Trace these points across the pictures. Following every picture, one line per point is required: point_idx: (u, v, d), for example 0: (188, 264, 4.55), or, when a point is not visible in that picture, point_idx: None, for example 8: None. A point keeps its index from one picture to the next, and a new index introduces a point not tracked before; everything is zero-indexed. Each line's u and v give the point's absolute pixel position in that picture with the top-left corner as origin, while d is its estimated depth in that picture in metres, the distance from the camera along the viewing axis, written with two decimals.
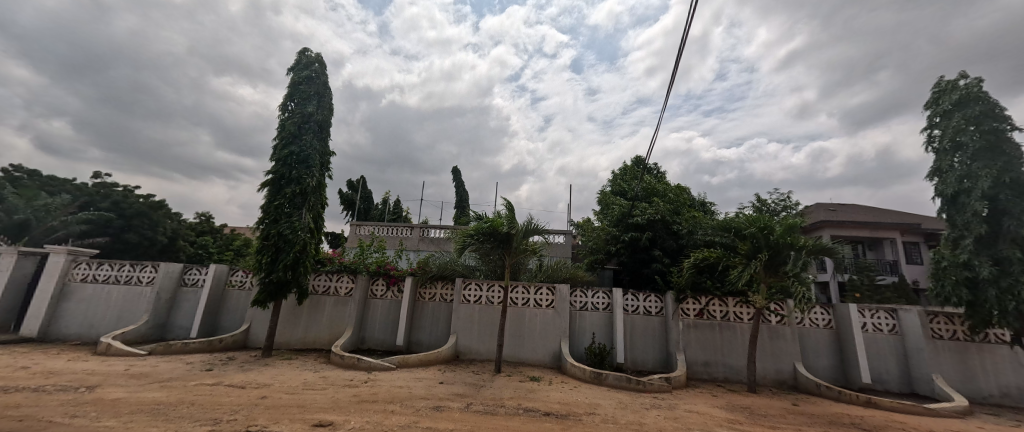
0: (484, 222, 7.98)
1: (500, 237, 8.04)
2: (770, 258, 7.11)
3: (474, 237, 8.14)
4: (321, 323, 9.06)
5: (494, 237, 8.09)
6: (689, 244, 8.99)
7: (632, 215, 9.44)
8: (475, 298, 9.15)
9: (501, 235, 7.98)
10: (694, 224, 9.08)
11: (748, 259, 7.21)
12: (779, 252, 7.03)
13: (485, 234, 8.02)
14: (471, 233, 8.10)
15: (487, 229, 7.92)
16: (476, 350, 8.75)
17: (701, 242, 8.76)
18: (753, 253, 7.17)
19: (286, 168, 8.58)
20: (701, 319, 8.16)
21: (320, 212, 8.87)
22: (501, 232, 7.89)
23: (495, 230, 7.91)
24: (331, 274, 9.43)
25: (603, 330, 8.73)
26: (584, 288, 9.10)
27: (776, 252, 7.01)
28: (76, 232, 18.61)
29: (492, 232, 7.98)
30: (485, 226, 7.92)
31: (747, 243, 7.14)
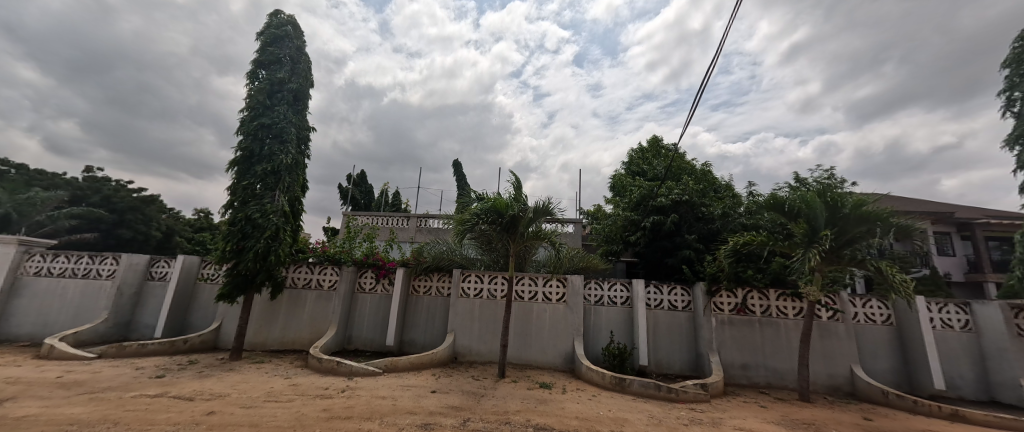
0: (484, 203, 6.85)
1: (506, 219, 6.84)
2: (835, 241, 5.92)
3: (473, 220, 6.98)
4: (302, 321, 7.99)
5: (495, 219, 6.90)
6: (723, 229, 7.83)
7: (654, 197, 8.29)
8: (475, 291, 8.06)
9: (506, 217, 6.82)
10: (729, 206, 7.93)
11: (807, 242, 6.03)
12: (842, 233, 5.89)
13: (485, 217, 6.89)
14: (468, 215, 7.00)
15: (488, 211, 6.82)
16: (477, 350, 7.65)
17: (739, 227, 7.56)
18: (813, 234, 5.99)
19: (257, 143, 7.60)
20: (737, 315, 7.02)
21: (298, 195, 7.79)
22: (503, 213, 6.77)
23: (499, 210, 6.77)
24: (312, 265, 8.36)
25: (622, 328, 7.63)
26: (598, 280, 7.98)
27: (839, 233, 5.86)
28: (65, 228, 17.74)
29: (496, 214, 6.82)
30: (484, 206, 6.83)
31: (803, 222, 5.99)
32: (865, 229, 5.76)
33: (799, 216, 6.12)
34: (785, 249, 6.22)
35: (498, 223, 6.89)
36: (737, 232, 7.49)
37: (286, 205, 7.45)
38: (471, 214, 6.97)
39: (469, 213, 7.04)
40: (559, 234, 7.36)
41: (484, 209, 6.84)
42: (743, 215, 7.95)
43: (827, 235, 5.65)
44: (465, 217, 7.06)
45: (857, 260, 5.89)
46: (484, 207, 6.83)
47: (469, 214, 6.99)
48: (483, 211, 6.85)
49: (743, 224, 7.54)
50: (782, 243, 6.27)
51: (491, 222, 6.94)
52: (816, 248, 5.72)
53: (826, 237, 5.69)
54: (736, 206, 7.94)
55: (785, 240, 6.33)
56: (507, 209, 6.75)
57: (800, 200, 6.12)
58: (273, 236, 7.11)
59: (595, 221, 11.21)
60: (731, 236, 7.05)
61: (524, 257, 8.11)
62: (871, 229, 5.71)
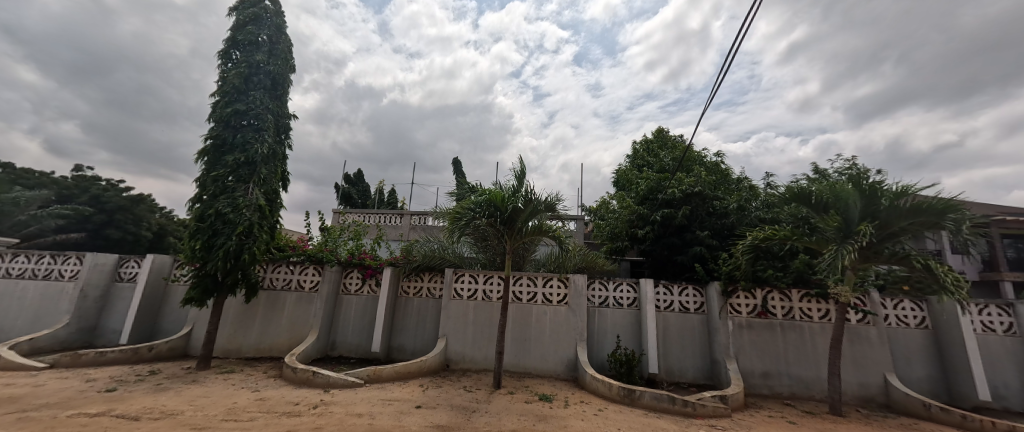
0: (477, 196, 6.15)
1: (502, 214, 6.15)
2: (874, 236, 5.25)
3: (465, 216, 6.29)
4: (280, 325, 7.33)
5: (490, 214, 6.18)
6: (739, 224, 7.18)
7: (663, 189, 7.64)
8: (469, 292, 7.40)
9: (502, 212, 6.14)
10: (745, 199, 7.28)
11: (842, 237, 5.35)
12: (881, 227, 5.22)
13: (479, 212, 6.20)
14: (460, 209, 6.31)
15: (483, 205, 6.14)
16: (471, 357, 6.99)
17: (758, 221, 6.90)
18: (847, 228, 5.33)
19: (230, 131, 6.93)
20: (757, 318, 6.39)
21: (277, 188, 7.11)
22: (499, 206, 6.09)
23: (495, 204, 6.08)
24: (293, 265, 7.69)
25: (630, 332, 7.00)
26: (603, 279, 7.34)
27: (878, 227, 5.19)
28: (52, 229, 17.12)
29: (491, 209, 6.12)
30: (478, 200, 6.15)
31: (836, 215, 5.33)
32: (909, 222, 5.09)
33: (830, 209, 5.47)
34: (815, 245, 5.55)
35: (493, 218, 6.19)
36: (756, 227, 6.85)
37: (262, 199, 6.78)
38: (464, 208, 6.27)
39: (460, 207, 6.36)
40: (565, 230, 6.63)
41: (479, 203, 6.16)
42: (761, 208, 7.30)
43: (866, 228, 4.99)
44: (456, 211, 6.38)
45: (899, 256, 5.21)
46: (478, 201, 6.15)
47: (461, 209, 6.30)
48: (476, 206, 6.16)
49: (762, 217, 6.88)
50: (810, 238, 5.61)
51: (485, 217, 6.24)
52: (853, 244, 5.06)
53: (864, 231, 5.01)
54: (753, 199, 7.28)
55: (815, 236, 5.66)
56: (503, 203, 6.04)
57: (832, 190, 5.46)
58: (247, 233, 6.43)
59: (598, 216, 10.55)
60: (751, 231, 6.39)
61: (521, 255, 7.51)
62: (916, 221, 5.05)
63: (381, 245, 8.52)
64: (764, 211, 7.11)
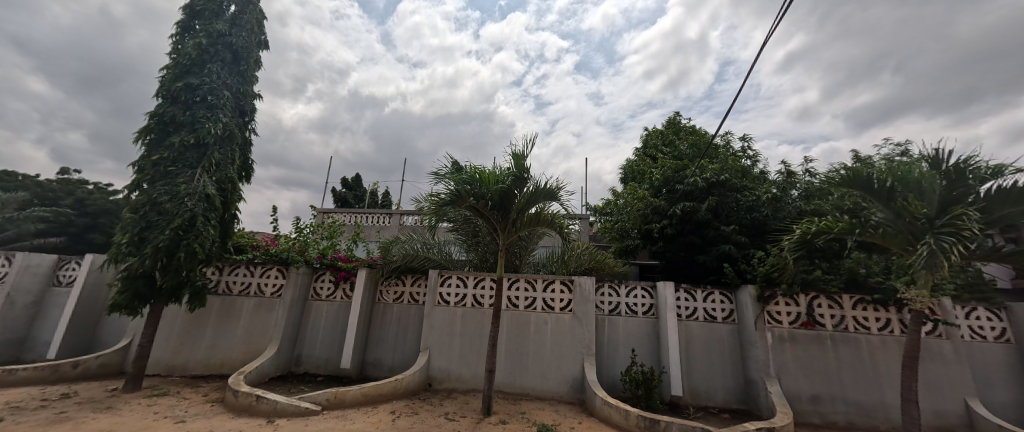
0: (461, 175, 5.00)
1: (494, 199, 5.06)
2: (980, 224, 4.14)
3: (446, 200, 5.09)
4: (234, 337, 6.24)
5: (476, 199, 5.04)
6: (774, 216, 6.09)
7: (685, 177, 6.56)
8: (456, 298, 6.30)
9: (495, 196, 5.05)
10: (780, 189, 6.20)
11: (927, 227, 4.23)
12: (982, 214, 4.16)
13: (462, 196, 5.03)
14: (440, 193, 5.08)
15: (470, 188, 4.98)
16: (458, 375, 5.88)
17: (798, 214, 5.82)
18: (937, 215, 4.22)
19: (177, 106, 5.80)
20: (801, 329, 5.31)
21: (233, 176, 6.03)
22: (489, 189, 5.00)
23: (483, 185, 4.99)
24: (252, 266, 6.61)
25: (646, 345, 5.91)
26: (614, 283, 6.29)
27: (981, 213, 4.12)
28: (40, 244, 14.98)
29: (480, 193, 5.00)
30: (463, 180, 5.01)
31: (918, 201, 4.27)
32: (1017, 208, 4.04)
33: (909, 193, 4.40)
34: (889, 238, 4.42)
35: (481, 203, 5.05)
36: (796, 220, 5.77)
37: (214, 187, 5.70)
38: (446, 191, 5.07)
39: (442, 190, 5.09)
40: (573, 222, 5.52)
41: (464, 185, 4.98)
42: (799, 199, 6.22)
43: (967, 213, 3.88)
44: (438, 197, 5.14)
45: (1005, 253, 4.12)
46: (467, 183, 4.98)
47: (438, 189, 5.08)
48: (461, 186, 4.97)
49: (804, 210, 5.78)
50: (880, 230, 4.49)
51: (472, 203, 5.09)
52: (956, 235, 3.93)
53: (965, 216, 3.93)
54: (790, 189, 6.21)
55: (886, 227, 4.50)
56: (494, 183, 4.98)
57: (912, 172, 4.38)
58: (184, 226, 5.33)
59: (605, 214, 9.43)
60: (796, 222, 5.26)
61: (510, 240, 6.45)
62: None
63: (360, 242, 7.39)
64: (804, 202, 6.02)
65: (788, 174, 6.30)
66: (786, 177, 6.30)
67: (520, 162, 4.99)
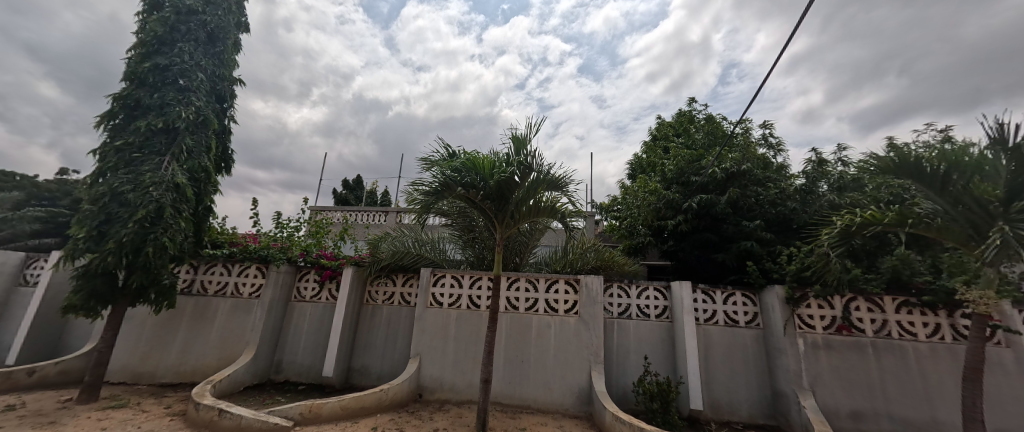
0: (453, 160, 4.43)
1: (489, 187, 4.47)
2: None
3: (435, 189, 4.51)
4: (208, 342, 5.70)
5: (469, 187, 4.45)
6: (803, 211, 5.42)
7: (701, 167, 5.96)
8: (450, 299, 5.74)
9: (490, 184, 4.45)
10: (809, 179, 5.53)
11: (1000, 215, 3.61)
12: None
13: (453, 183, 4.45)
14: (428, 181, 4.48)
15: (462, 174, 4.41)
16: (451, 385, 5.30)
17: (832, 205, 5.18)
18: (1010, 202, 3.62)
19: (145, 89, 5.33)
20: (837, 335, 4.71)
21: (207, 166, 5.51)
22: (484, 175, 4.42)
23: (477, 171, 4.41)
24: (229, 264, 6.08)
25: (660, 352, 5.33)
26: (624, 283, 5.72)
27: None
28: None
29: (473, 180, 4.42)
30: (454, 167, 4.45)
31: (986, 185, 3.64)
32: None
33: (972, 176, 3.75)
34: (948, 229, 3.83)
35: (474, 192, 4.45)
36: (829, 211, 5.15)
37: (185, 177, 5.20)
38: (436, 179, 4.49)
39: (430, 178, 4.49)
40: (580, 215, 4.90)
41: (456, 171, 4.40)
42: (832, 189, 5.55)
43: None
44: (427, 187, 4.56)
45: None
46: (459, 169, 4.41)
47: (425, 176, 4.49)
48: (452, 173, 4.40)
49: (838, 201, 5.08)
50: (940, 221, 3.86)
51: (464, 192, 4.50)
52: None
53: None
54: (820, 179, 5.53)
55: (946, 217, 3.87)
56: (489, 169, 4.40)
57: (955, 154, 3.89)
58: (151, 218, 4.79)
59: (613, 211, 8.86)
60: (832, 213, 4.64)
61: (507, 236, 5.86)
62: None
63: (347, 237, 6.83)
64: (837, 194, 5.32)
65: (818, 162, 5.62)
66: (816, 166, 5.62)
67: (517, 145, 4.40)
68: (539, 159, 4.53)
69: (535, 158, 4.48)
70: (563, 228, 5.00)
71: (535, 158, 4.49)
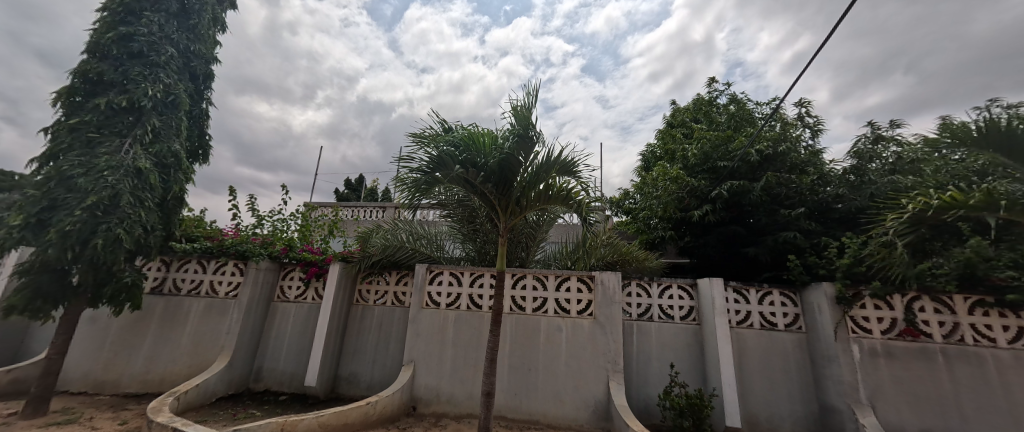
0: (447, 137, 3.80)
1: (490, 168, 3.84)
2: None
3: (428, 171, 3.88)
4: (178, 347, 5.11)
5: (467, 168, 3.81)
6: (855, 196, 4.69)
7: (733, 151, 5.29)
8: (448, 298, 5.12)
9: (491, 164, 3.83)
10: (860, 158, 4.78)
11: None
12: None
13: (448, 164, 3.81)
14: (418, 162, 3.84)
15: (458, 153, 3.79)
16: (449, 396, 4.68)
17: (890, 188, 4.46)
18: None
19: (106, 63, 4.72)
20: (898, 340, 4.03)
21: (178, 150, 4.92)
22: (484, 154, 3.81)
23: (476, 149, 3.80)
24: (205, 261, 5.49)
25: (687, 359, 4.68)
26: (644, 281, 5.07)
27: None
28: None
29: (472, 160, 3.80)
30: (450, 144, 3.83)
31: None
32: None
33: None
34: None
35: (472, 174, 3.80)
36: (887, 197, 4.41)
37: (150, 162, 4.62)
38: (428, 159, 3.85)
39: (421, 157, 3.83)
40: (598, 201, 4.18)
41: (451, 149, 3.77)
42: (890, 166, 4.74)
43: None
44: (419, 169, 3.91)
45: None
46: (454, 146, 3.79)
47: (415, 156, 3.85)
48: (447, 152, 3.78)
49: (901, 183, 4.31)
50: None
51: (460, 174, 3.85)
52: None
53: None
54: (874, 158, 4.75)
55: None
56: (490, 147, 3.81)
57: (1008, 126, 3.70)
58: (104, 205, 4.23)
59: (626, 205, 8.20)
60: (898, 197, 3.93)
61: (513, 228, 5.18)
62: None
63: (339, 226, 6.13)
64: (897, 174, 4.54)
65: (872, 137, 4.81)
66: (869, 142, 4.81)
67: (522, 117, 3.72)
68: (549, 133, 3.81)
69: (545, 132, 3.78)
70: (578, 218, 4.29)
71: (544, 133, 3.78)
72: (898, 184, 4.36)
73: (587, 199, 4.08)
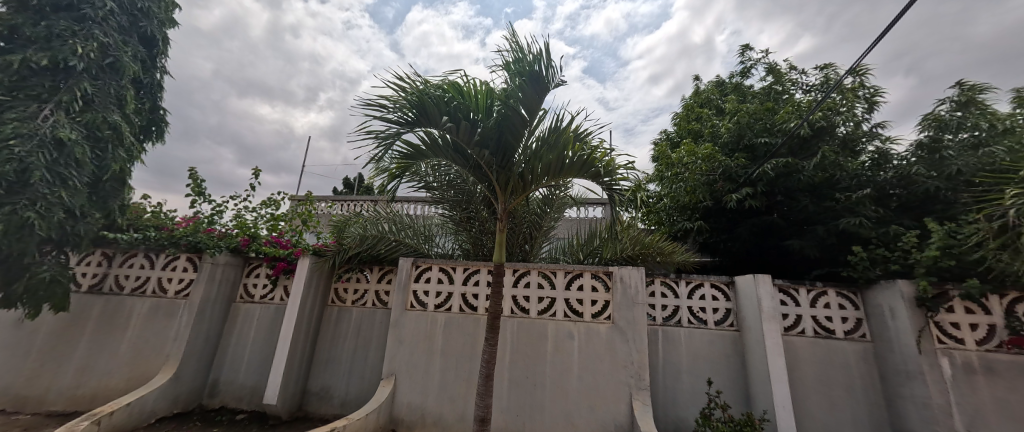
0: (427, 83, 2.98)
1: (484, 121, 3.01)
2: None
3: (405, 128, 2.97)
4: (116, 356, 4.29)
5: (455, 120, 2.95)
6: (930, 175, 3.86)
7: (779, 127, 4.52)
8: (438, 298, 4.30)
9: (485, 117, 3.01)
10: (937, 129, 3.93)
11: None
12: None
13: (432, 113, 2.93)
14: (395, 112, 2.93)
15: (443, 100, 2.93)
16: (436, 417, 3.85)
17: (984, 161, 3.55)
18: None
19: (26, 16, 3.94)
20: (1001, 353, 3.20)
21: (116, 122, 4.12)
22: (476, 103, 2.98)
23: (464, 97, 2.97)
24: (155, 254, 4.70)
25: (725, 373, 3.87)
26: (671, 279, 4.24)
27: None
28: None
29: (462, 111, 2.97)
30: (432, 95, 2.95)
31: None
32: None
33: None
34: None
35: (464, 129, 2.93)
36: (982, 174, 3.53)
37: (78, 133, 3.85)
38: (404, 113, 2.96)
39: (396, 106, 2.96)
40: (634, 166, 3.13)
41: (435, 94, 2.92)
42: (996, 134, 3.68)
43: None
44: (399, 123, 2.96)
45: None
46: (442, 95, 2.94)
47: (388, 108, 2.98)
48: (428, 97, 2.92)
49: (1001, 157, 3.44)
50: None
51: (446, 130, 2.98)
52: None
53: None
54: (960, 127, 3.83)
55: None
56: (481, 96, 3.01)
57: None
58: (9, 182, 3.42)
59: None
60: (1009, 171, 3.08)
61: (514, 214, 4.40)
62: None
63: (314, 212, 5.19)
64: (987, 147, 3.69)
65: (960, 102, 3.87)
66: (956, 110, 3.88)
67: (517, 60, 2.90)
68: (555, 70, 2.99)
69: (552, 67, 2.94)
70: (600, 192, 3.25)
71: (552, 67, 2.95)
72: (996, 158, 3.48)
73: (611, 169, 3.15)
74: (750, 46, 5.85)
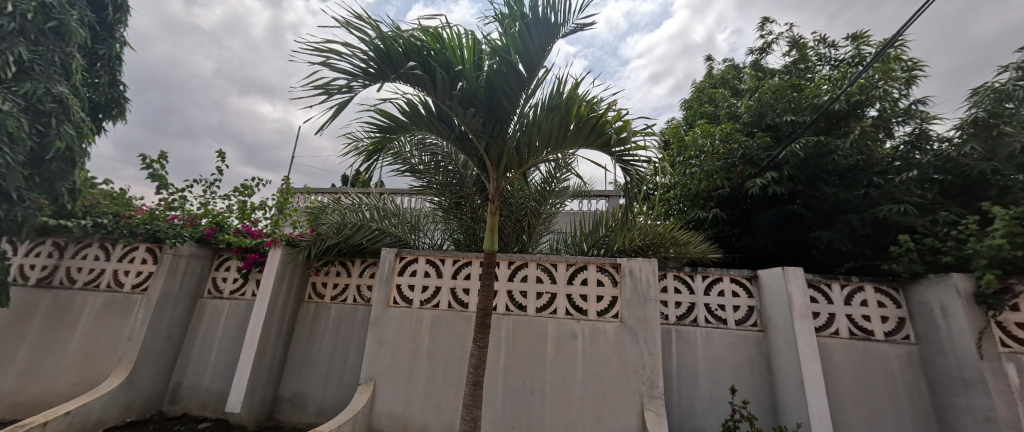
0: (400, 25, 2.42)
1: (469, 79, 2.52)
2: None
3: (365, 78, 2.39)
4: (63, 358, 3.83)
5: (433, 74, 2.43)
6: (985, 153, 3.38)
7: (806, 104, 4.09)
8: (423, 294, 3.83)
9: (472, 74, 2.52)
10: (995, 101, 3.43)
11: None
12: None
13: (401, 66, 2.40)
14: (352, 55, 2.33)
15: (418, 48, 2.40)
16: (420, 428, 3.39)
17: None
18: None
19: None
20: None
21: (61, 94, 3.62)
22: (460, 57, 2.48)
23: (445, 49, 2.47)
24: (112, 244, 4.23)
25: (748, 379, 3.41)
26: (687, 273, 3.76)
27: None
28: None
29: (442, 66, 2.46)
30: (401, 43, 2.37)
31: None
32: None
33: None
34: None
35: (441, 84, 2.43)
36: None
37: (16, 105, 3.33)
38: (366, 61, 2.37)
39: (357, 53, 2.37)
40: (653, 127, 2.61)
41: (407, 41, 2.38)
42: None
43: None
44: (356, 74, 2.37)
45: None
46: (416, 43, 2.40)
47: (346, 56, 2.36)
48: (397, 42, 2.36)
49: None
50: None
51: (421, 84, 2.46)
52: None
53: None
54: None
55: None
56: (468, 48, 2.51)
57: None
58: None
59: None
60: None
61: (509, 198, 3.95)
62: None
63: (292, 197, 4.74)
64: None
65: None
66: (1019, 78, 3.38)
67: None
68: (565, 11, 2.40)
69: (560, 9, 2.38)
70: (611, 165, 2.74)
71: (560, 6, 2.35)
72: None
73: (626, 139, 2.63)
74: (770, 20, 5.37)
